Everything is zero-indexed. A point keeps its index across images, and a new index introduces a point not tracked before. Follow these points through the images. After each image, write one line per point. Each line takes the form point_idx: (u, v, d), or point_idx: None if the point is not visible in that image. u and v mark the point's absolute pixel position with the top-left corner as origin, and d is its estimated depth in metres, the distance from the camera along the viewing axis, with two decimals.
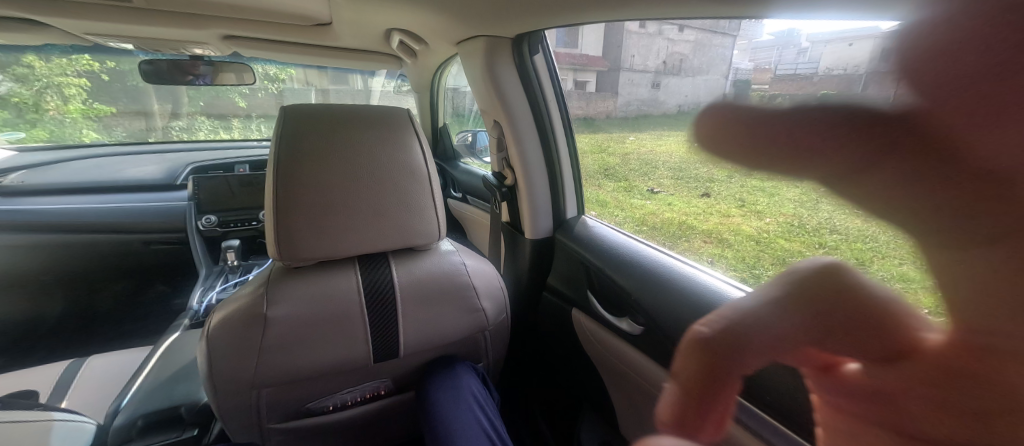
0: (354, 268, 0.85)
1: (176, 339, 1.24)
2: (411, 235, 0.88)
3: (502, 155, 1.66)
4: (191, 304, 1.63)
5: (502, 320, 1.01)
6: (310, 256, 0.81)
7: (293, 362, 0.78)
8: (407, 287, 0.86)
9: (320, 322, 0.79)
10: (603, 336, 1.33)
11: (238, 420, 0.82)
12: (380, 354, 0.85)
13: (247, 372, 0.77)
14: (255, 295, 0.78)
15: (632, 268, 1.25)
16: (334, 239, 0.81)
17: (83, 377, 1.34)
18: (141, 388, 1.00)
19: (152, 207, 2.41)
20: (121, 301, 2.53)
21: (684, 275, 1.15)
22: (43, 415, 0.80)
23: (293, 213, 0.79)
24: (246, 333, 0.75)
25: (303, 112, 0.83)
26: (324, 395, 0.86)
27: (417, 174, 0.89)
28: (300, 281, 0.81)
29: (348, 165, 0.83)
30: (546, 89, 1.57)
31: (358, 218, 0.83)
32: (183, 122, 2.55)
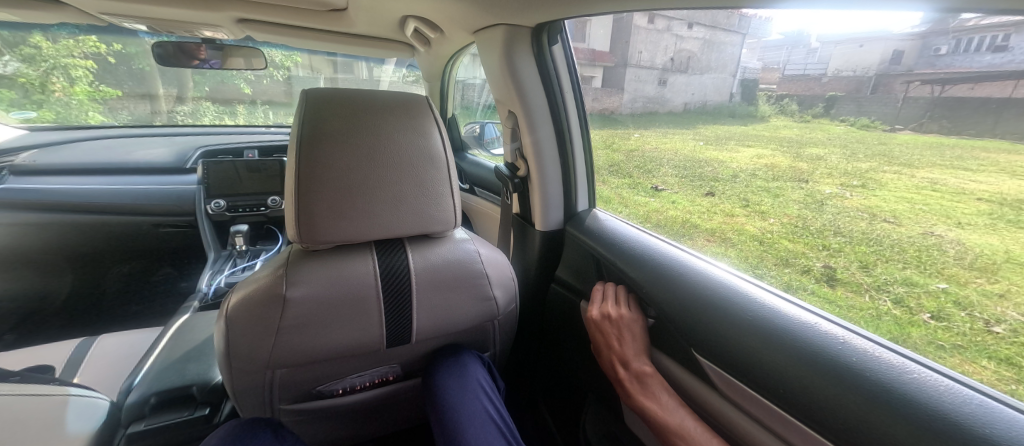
0: (370, 253, 0.85)
1: (187, 320, 1.24)
2: (427, 221, 0.88)
3: (516, 147, 1.65)
4: (199, 287, 1.65)
5: (511, 310, 1.02)
6: (327, 237, 0.81)
7: (312, 341, 0.80)
8: (420, 272, 0.86)
9: (339, 303, 0.79)
10: None
11: (254, 399, 0.84)
12: (394, 337, 0.86)
13: (265, 350, 0.78)
14: (273, 276, 0.78)
15: (644, 261, 1.25)
16: (352, 222, 0.82)
17: (95, 353, 1.36)
18: (152, 367, 1.01)
19: (161, 189, 2.42)
20: (125, 283, 2.53)
21: (695, 269, 1.15)
22: (58, 390, 0.81)
23: (313, 195, 0.79)
24: (266, 313, 0.76)
25: (325, 96, 0.83)
26: (338, 377, 0.88)
27: (435, 160, 0.89)
28: (318, 263, 0.81)
29: (367, 149, 0.83)
30: (564, 79, 1.54)
31: (377, 202, 0.83)
32: (188, 107, 2.52)
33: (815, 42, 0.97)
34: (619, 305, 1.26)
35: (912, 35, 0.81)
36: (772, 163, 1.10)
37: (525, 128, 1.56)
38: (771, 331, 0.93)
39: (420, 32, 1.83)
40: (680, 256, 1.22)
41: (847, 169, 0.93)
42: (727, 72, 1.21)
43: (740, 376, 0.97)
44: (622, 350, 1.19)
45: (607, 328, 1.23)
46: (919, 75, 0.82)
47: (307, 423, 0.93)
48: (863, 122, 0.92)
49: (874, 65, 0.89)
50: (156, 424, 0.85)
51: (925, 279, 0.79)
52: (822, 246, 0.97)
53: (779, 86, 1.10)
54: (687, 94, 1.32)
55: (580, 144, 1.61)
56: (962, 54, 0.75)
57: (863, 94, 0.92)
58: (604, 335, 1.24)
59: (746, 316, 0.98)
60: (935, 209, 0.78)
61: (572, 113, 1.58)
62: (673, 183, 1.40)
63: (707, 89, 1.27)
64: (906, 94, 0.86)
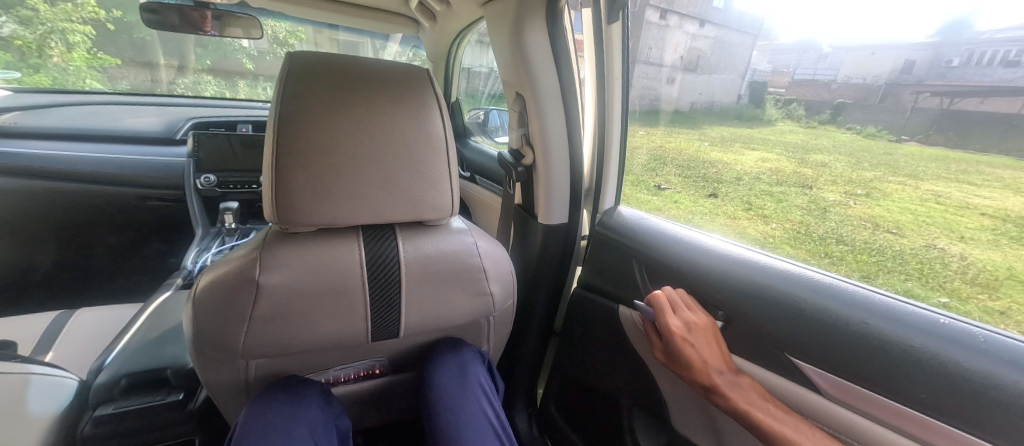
0: (356, 239, 0.78)
1: (167, 299, 1.19)
2: (421, 208, 0.81)
3: (521, 131, 1.46)
4: (185, 264, 1.59)
5: (508, 306, 0.96)
6: (310, 221, 0.74)
7: (290, 331, 0.75)
8: (411, 262, 0.80)
9: (318, 293, 0.74)
10: None
11: (225, 391, 0.79)
12: (378, 331, 0.82)
13: (237, 340, 0.73)
14: (248, 259, 0.72)
15: (685, 254, 1.13)
16: (336, 205, 0.74)
17: (71, 328, 1.32)
18: (127, 346, 0.94)
19: (152, 161, 2.35)
20: (112, 256, 2.47)
21: (755, 261, 1.03)
22: (19, 369, 0.77)
23: (294, 172, 0.72)
24: (237, 299, 0.71)
25: (312, 61, 0.74)
26: (319, 370, 0.84)
27: (434, 141, 0.81)
28: (296, 248, 0.75)
29: (357, 125, 0.74)
30: (589, 49, 1.32)
31: (367, 186, 0.76)
32: (189, 79, 2.51)
33: (827, 47, 0.93)
34: (699, 312, 1.04)
35: (926, 45, 0.79)
36: (776, 167, 1.09)
37: (531, 108, 1.36)
38: (878, 328, 0.81)
39: (426, 5, 1.78)
40: (724, 247, 1.10)
41: (851, 178, 0.95)
42: (737, 73, 1.14)
43: (860, 380, 0.82)
44: (717, 362, 0.95)
45: (687, 337, 0.99)
46: (929, 87, 0.81)
47: None
48: (869, 130, 0.91)
49: (885, 74, 0.86)
50: (125, 408, 0.78)
51: (927, 292, 0.83)
52: (824, 254, 0.99)
53: (788, 89, 1.03)
54: (693, 94, 1.24)
55: (599, 129, 1.40)
56: (974, 67, 0.75)
57: (870, 102, 0.90)
58: (685, 347, 0.98)
59: (842, 311, 0.86)
60: (938, 222, 0.83)
61: (591, 94, 1.38)
62: (676, 182, 1.35)
63: (715, 89, 1.19)
64: (914, 104, 0.84)
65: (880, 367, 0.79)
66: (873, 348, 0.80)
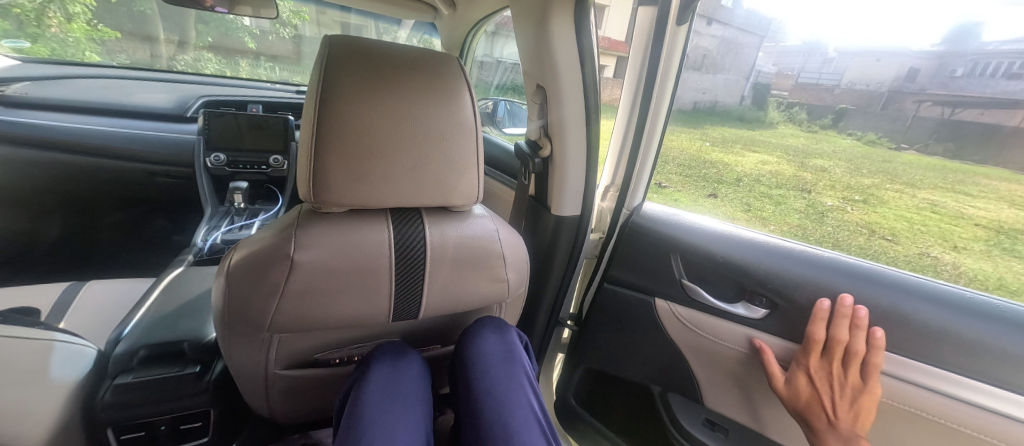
0: (386, 220, 0.76)
1: (179, 275, 1.18)
2: (448, 193, 0.78)
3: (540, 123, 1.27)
4: (194, 242, 1.58)
5: (520, 292, 0.97)
6: (341, 201, 0.71)
7: (319, 309, 0.74)
8: (436, 249, 0.79)
9: (349, 273, 0.73)
10: (699, 318, 1.20)
11: (245, 363, 0.80)
12: (400, 313, 0.81)
13: (267, 314, 0.73)
14: (281, 235, 0.71)
15: (723, 244, 1.18)
16: (368, 187, 0.72)
17: (83, 300, 1.33)
18: (143, 319, 0.93)
19: (159, 137, 2.34)
20: (117, 231, 2.47)
21: (791, 251, 1.10)
22: (42, 335, 0.79)
23: (327, 150, 0.69)
24: (269, 274, 0.70)
25: (350, 41, 0.71)
26: (333, 348, 0.85)
27: (464, 125, 0.77)
28: (329, 226, 0.73)
29: (392, 106, 0.71)
30: (636, 44, 1.26)
31: (402, 168, 0.73)
32: (190, 56, 2.45)
33: (833, 52, 0.99)
34: (850, 371, 0.95)
35: (930, 54, 0.86)
36: (777, 170, 1.16)
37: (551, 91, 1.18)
38: (915, 307, 0.92)
39: None
40: (757, 238, 1.16)
41: (851, 184, 1.04)
42: (739, 74, 1.16)
43: (903, 351, 0.93)
44: (840, 417, 0.94)
45: (824, 387, 0.97)
46: (931, 96, 0.88)
47: (297, 392, 0.89)
48: (869, 138, 0.98)
49: (887, 81, 0.92)
50: (144, 378, 0.80)
51: None
52: None
53: (791, 93, 1.08)
54: (697, 92, 1.25)
55: (628, 123, 1.36)
56: (977, 78, 0.82)
57: (872, 109, 0.97)
58: (811, 391, 0.98)
59: (881, 296, 0.96)
60: (933, 231, 0.94)
61: (625, 92, 1.33)
62: (676, 181, 1.37)
63: (719, 88, 1.21)
64: (915, 113, 0.91)
65: (913, 338, 0.92)
66: (905, 323, 0.93)
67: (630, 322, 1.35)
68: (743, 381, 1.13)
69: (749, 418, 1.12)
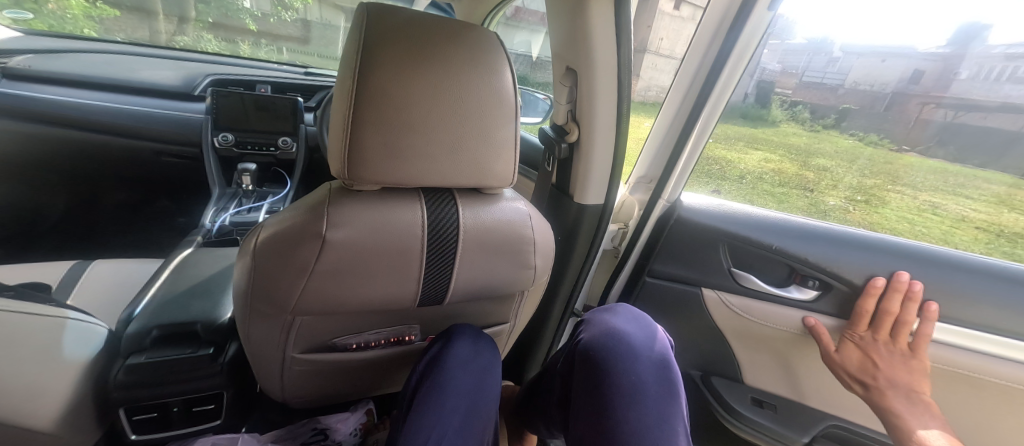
0: (419, 200, 0.73)
1: (188, 256, 1.16)
2: (484, 174, 0.75)
3: (567, 106, 1.14)
4: (203, 223, 1.56)
5: (544, 279, 0.95)
6: (377, 179, 0.68)
7: (348, 290, 0.72)
8: (469, 233, 0.76)
9: (383, 254, 0.70)
10: (752, 303, 1.25)
11: (265, 344, 0.79)
12: (428, 296, 0.80)
13: (293, 295, 0.70)
14: (311, 211, 0.68)
15: (772, 229, 1.20)
16: (407, 165, 0.68)
17: (89, 278, 1.31)
18: (154, 299, 0.91)
19: (166, 116, 2.29)
20: (118, 211, 2.45)
21: (841, 235, 1.15)
22: (55, 312, 0.78)
23: (366, 125, 0.64)
24: (297, 252, 0.67)
25: (389, 8, 0.65)
26: (354, 332, 0.83)
27: (505, 104, 0.73)
28: (361, 203, 0.70)
29: (433, 80, 0.66)
30: (695, 43, 1.15)
31: (441, 145, 0.69)
32: (190, 38, 2.37)
33: (838, 51, 1.04)
34: (901, 340, 1.07)
35: (936, 56, 0.93)
36: (778, 168, 1.22)
37: (583, 75, 1.03)
38: (960, 278, 1.05)
39: None
40: (800, 223, 1.20)
41: (852, 185, 1.14)
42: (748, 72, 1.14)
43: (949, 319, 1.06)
44: (895, 377, 1.06)
45: (881, 352, 1.07)
46: (935, 98, 0.95)
47: (315, 374, 0.87)
48: (871, 138, 1.06)
49: (892, 83, 1.00)
50: (157, 359, 0.78)
51: None
52: None
53: (794, 91, 1.12)
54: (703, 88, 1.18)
55: (673, 126, 1.28)
56: (980, 81, 0.91)
57: (875, 110, 1.04)
58: (866, 356, 1.09)
59: (932, 272, 1.06)
60: (934, 234, 1.08)
61: (679, 83, 1.22)
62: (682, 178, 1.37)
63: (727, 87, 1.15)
64: (919, 115, 0.99)
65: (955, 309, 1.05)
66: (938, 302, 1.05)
67: (671, 308, 1.38)
68: (784, 355, 1.23)
69: (791, 389, 1.24)
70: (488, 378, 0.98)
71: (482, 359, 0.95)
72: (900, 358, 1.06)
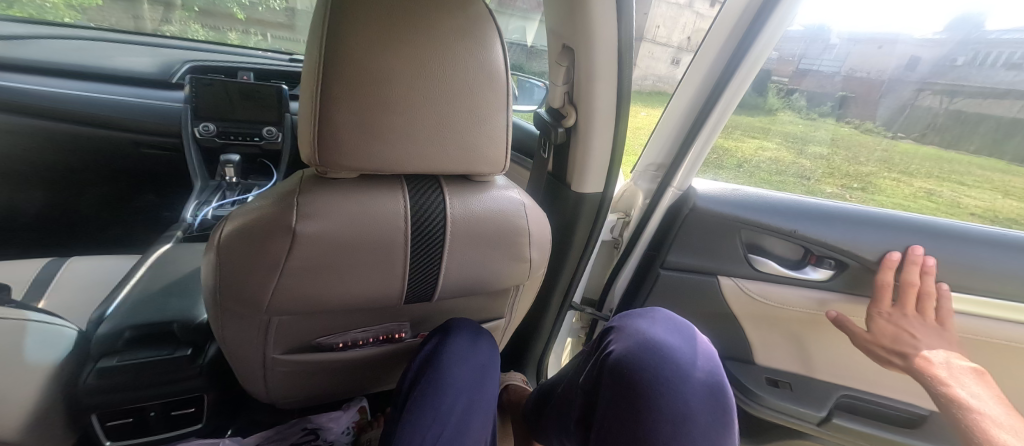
0: (402, 188, 0.69)
1: (167, 252, 1.11)
2: (473, 159, 0.70)
3: (563, 86, 1.08)
4: (183, 218, 1.50)
5: (540, 271, 0.90)
6: (353, 165, 0.63)
7: (327, 287, 0.67)
8: (457, 223, 0.72)
9: (363, 248, 0.66)
10: (765, 287, 1.19)
11: (242, 345, 0.74)
12: (416, 291, 0.76)
13: (266, 292, 0.66)
14: (282, 201, 0.63)
15: (786, 210, 1.12)
16: (388, 149, 0.63)
17: (64, 277, 1.26)
18: (127, 298, 0.86)
19: (143, 104, 2.22)
20: (100, 206, 2.38)
21: (856, 212, 1.10)
22: (15, 315, 0.73)
23: (335, 102, 0.58)
24: (268, 246, 0.62)
25: None
26: (338, 331, 0.79)
27: (494, 82, 0.67)
28: (337, 193, 0.65)
29: (415, 53, 0.60)
30: (712, 37, 1.01)
31: (422, 127, 0.64)
32: (176, 28, 2.26)
33: (836, 38, 0.95)
34: (928, 311, 1.04)
35: (934, 43, 0.88)
36: (775, 157, 1.17)
37: (580, 53, 0.98)
38: (973, 249, 1.03)
39: None
40: (812, 203, 1.13)
41: (849, 172, 1.10)
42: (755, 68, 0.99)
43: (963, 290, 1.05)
44: (930, 346, 1.01)
45: (913, 322, 1.03)
46: (932, 85, 0.91)
47: (299, 375, 0.83)
48: (868, 126, 1.01)
49: (889, 70, 0.93)
50: (131, 361, 0.73)
51: None
52: None
53: (792, 79, 1.03)
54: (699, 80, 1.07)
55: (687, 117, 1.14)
56: (976, 66, 0.87)
57: (873, 98, 0.97)
58: (899, 326, 1.04)
59: (947, 245, 1.04)
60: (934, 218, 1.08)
61: (697, 71, 1.06)
62: None
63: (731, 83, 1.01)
64: (914, 102, 0.94)
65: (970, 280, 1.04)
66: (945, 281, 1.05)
67: (683, 300, 1.28)
68: (799, 335, 1.20)
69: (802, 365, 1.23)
70: (487, 374, 0.95)
71: (483, 356, 0.93)
72: (929, 328, 1.03)
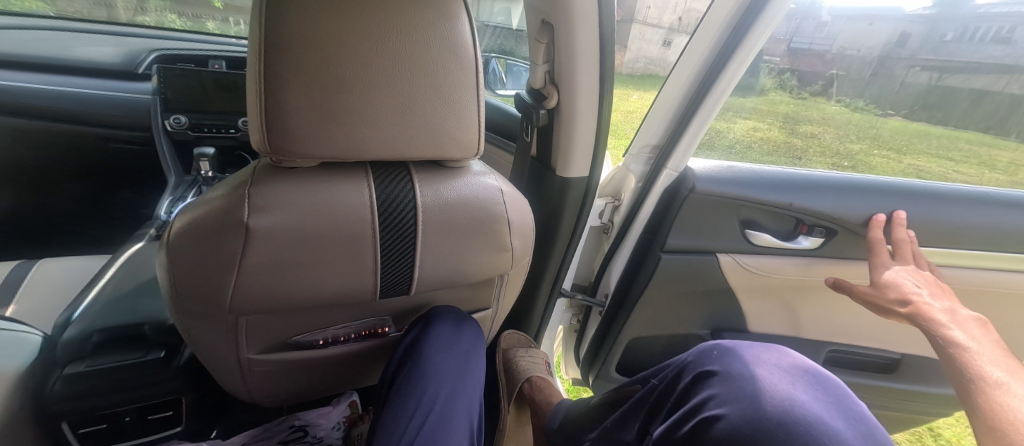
0: (366, 177, 0.65)
1: (138, 252, 1.07)
2: (441, 143, 0.66)
3: (545, 66, 1.03)
4: (158, 215, 1.45)
5: (523, 261, 0.87)
6: (311, 152, 0.59)
7: (291, 283, 0.64)
8: (431, 212, 0.69)
9: (326, 241, 0.63)
10: (762, 261, 1.17)
11: (210, 347, 0.71)
12: (389, 286, 0.73)
13: (223, 292, 0.62)
14: (233, 194, 0.59)
15: (778, 179, 1.10)
16: (347, 132, 0.59)
17: (36, 278, 1.22)
18: (96, 301, 0.83)
19: (109, 97, 2.14)
20: (78, 205, 2.32)
21: (842, 179, 1.11)
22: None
23: (284, 81, 0.54)
24: (220, 242, 0.58)
25: None
26: (313, 329, 0.76)
27: (461, 59, 0.63)
28: (292, 184, 0.61)
29: (371, 28, 0.56)
30: (711, 16, 0.93)
31: (384, 110, 0.60)
32: (150, 18, 2.16)
33: (827, 15, 0.92)
34: (917, 260, 1.05)
35: (922, 18, 0.90)
36: (767, 136, 1.15)
37: (563, 35, 0.93)
38: (951, 209, 1.08)
39: None
40: (801, 173, 1.12)
41: (840, 151, 1.12)
42: (756, 49, 0.92)
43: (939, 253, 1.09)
44: (928, 292, 0.99)
45: (905, 270, 1.03)
46: (920, 60, 0.94)
47: (276, 375, 0.81)
48: (858, 104, 1.03)
49: (879, 47, 0.94)
50: (101, 366, 0.70)
51: None
52: None
53: (782, 59, 0.99)
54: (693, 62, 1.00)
55: (692, 94, 1.04)
56: (965, 41, 0.91)
57: (863, 77, 0.98)
58: (894, 276, 1.04)
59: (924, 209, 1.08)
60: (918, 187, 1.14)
61: (699, 46, 0.98)
62: None
63: (728, 63, 0.95)
64: (903, 78, 0.97)
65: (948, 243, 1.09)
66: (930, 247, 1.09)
67: (680, 282, 1.21)
68: (792, 303, 1.22)
69: (793, 329, 1.26)
70: (472, 362, 0.92)
71: (464, 343, 0.89)
72: (924, 276, 1.02)
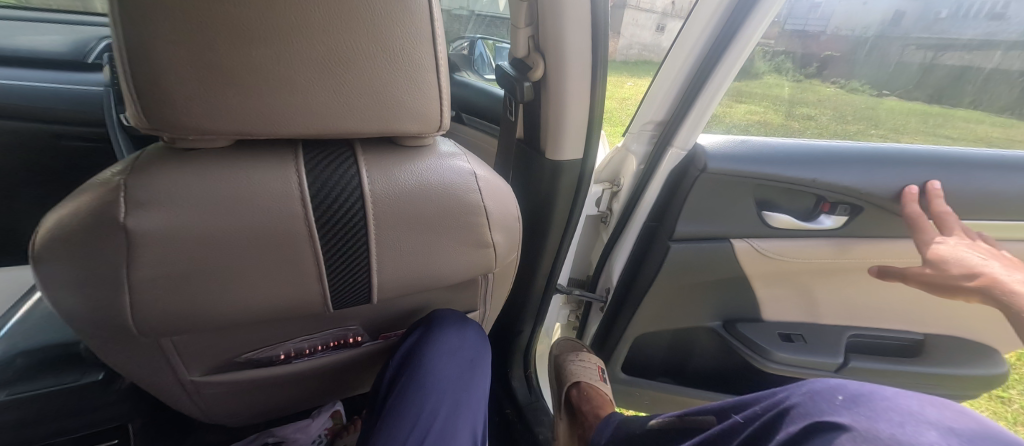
0: (295, 162, 0.55)
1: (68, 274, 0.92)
2: (384, 114, 0.54)
3: (527, 30, 0.89)
4: None
5: (510, 258, 0.78)
6: (208, 124, 0.48)
7: (212, 295, 0.55)
8: (383, 203, 0.59)
9: (249, 244, 0.53)
10: (779, 244, 1.11)
11: (137, 372, 0.62)
12: (340, 292, 0.63)
13: (124, 310, 0.53)
14: (113, 189, 0.49)
15: (796, 153, 1.04)
16: (253, 100, 0.47)
17: None
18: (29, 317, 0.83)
19: (45, 89, 1.67)
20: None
21: (860, 150, 1.06)
22: None
23: (156, 29, 0.42)
24: (108, 250, 0.49)
25: None
26: (268, 345, 0.68)
27: (405, 6, 0.49)
28: (194, 172, 0.51)
29: None
30: None
31: (296, 70, 0.47)
32: None
33: None
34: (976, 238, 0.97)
35: None
36: (764, 120, 1.06)
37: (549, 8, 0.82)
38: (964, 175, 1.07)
39: None
40: (820, 145, 1.07)
41: (836, 130, 1.08)
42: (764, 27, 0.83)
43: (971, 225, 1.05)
44: (999, 266, 0.89)
45: (964, 246, 0.96)
46: (914, 39, 0.93)
47: (227, 397, 0.72)
48: (853, 86, 1.00)
49: (874, 25, 0.91)
50: (21, 396, 0.67)
51: None
52: None
53: (777, 41, 0.91)
54: (698, 36, 0.89)
55: (701, 64, 0.92)
56: (958, 18, 0.91)
57: (857, 57, 0.95)
58: (954, 251, 0.96)
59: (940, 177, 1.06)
60: None
61: (706, 10, 0.86)
62: None
63: (738, 41, 0.85)
64: (898, 57, 0.95)
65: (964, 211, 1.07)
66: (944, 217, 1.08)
67: (692, 272, 1.13)
68: (807, 286, 1.19)
69: (808, 313, 1.23)
70: (476, 373, 0.84)
71: (468, 349, 0.82)
72: (986, 251, 0.94)
